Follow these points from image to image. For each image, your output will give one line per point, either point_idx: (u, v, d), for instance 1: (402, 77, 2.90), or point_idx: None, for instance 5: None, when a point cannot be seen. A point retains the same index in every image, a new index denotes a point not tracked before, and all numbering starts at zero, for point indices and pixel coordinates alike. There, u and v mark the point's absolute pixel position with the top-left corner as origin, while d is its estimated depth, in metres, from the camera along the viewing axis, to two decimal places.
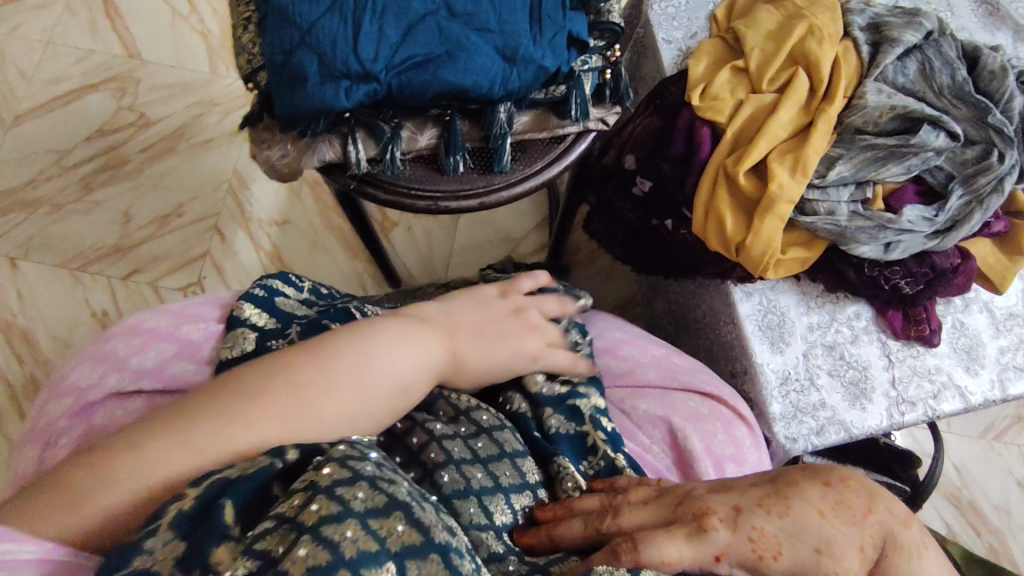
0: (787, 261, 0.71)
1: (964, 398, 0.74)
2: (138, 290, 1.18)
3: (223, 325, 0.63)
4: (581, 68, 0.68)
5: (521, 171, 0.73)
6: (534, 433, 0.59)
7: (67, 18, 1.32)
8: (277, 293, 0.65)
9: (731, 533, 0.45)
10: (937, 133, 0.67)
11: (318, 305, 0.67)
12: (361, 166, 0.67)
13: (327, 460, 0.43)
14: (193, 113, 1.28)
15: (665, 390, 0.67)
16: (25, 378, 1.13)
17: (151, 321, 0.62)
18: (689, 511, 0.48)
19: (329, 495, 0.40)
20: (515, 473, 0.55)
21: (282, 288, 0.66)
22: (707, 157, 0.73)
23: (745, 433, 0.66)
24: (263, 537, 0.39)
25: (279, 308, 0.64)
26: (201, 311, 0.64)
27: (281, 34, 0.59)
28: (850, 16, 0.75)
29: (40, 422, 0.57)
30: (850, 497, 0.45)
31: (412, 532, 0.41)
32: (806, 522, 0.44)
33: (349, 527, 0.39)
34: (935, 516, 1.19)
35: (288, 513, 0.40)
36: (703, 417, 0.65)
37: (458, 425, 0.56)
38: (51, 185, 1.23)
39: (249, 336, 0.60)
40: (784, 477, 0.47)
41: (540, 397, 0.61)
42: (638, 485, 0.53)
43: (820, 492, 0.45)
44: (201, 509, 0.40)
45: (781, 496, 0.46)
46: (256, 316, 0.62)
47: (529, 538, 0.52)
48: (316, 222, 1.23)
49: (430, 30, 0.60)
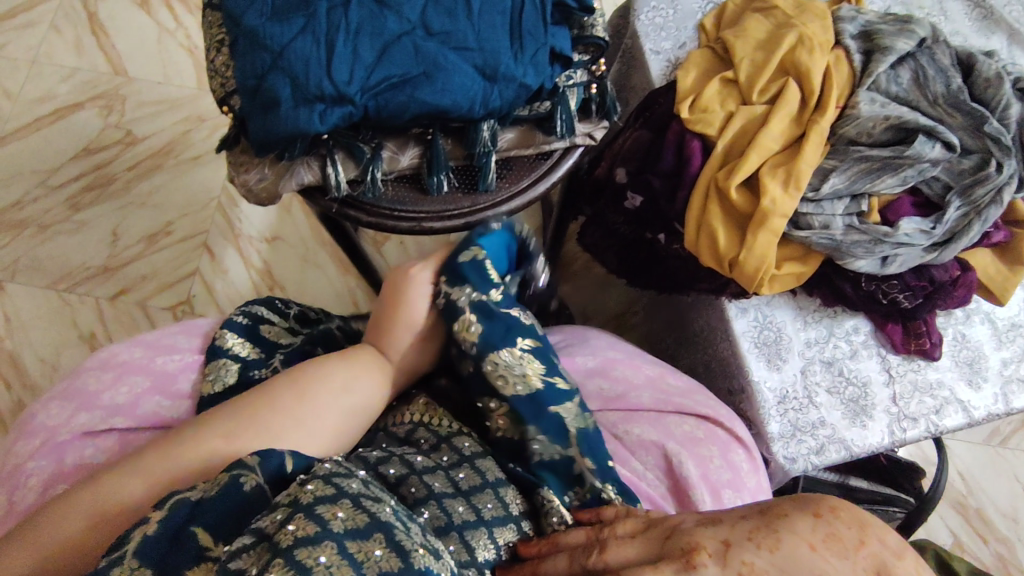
0: (782, 276, 0.69)
1: (967, 413, 0.72)
2: (127, 310, 1.17)
3: (200, 356, 0.61)
4: (565, 84, 0.66)
5: (507, 189, 0.71)
6: (513, 466, 0.56)
7: (51, 36, 1.30)
8: (262, 320, 0.64)
9: (719, 571, 0.37)
10: (933, 144, 0.65)
11: (304, 332, 0.66)
12: (342, 188, 0.65)
13: (310, 477, 0.42)
14: (181, 129, 1.26)
15: (659, 413, 0.65)
16: (13, 402, 1.11)
17: (125, 353, 0.61)
18: (677, 546, 0.40)
19: (307, 514, 0.38)
20: (498, 504, 0.53)
21: (268, 314, 0.65)
22: (698, 171, 0.71)
23: (743, 458, 0.64)
24: (238, 556, 0.38)
25: (263, 337, 0.62)
26: (177, 341, 0.62)
27: (253, 58, 0.57)
28: (841, 24, 0.73)
29: (10, 461, 0.55)
30: (843, 529, 0.34)
31: (390, 558, 0.39)
32: (798, 559, 0.34)
33: (324, 552, 0.37)
34: (941, 525, 1.17)
35: (267, 529, 0.39)
36: (699, 441, 0.63)
37: (440, 455, 0.56)
38: (38, 206, 1.22)
39: (230, 368, 0.58)
40: (774, 507, 0.37)
41: (515, 407, 0.56)
42: (626, 516, 0.49)
43: (811, 523, 0.35)
44: (169, 536, 0.39)
45: (770, 528, 0.36)
46: (239, 346, 0.60)
47: (512, 574, 0.49)
48: (306, 238, 1.21)
49: (407, 49, 0.58)
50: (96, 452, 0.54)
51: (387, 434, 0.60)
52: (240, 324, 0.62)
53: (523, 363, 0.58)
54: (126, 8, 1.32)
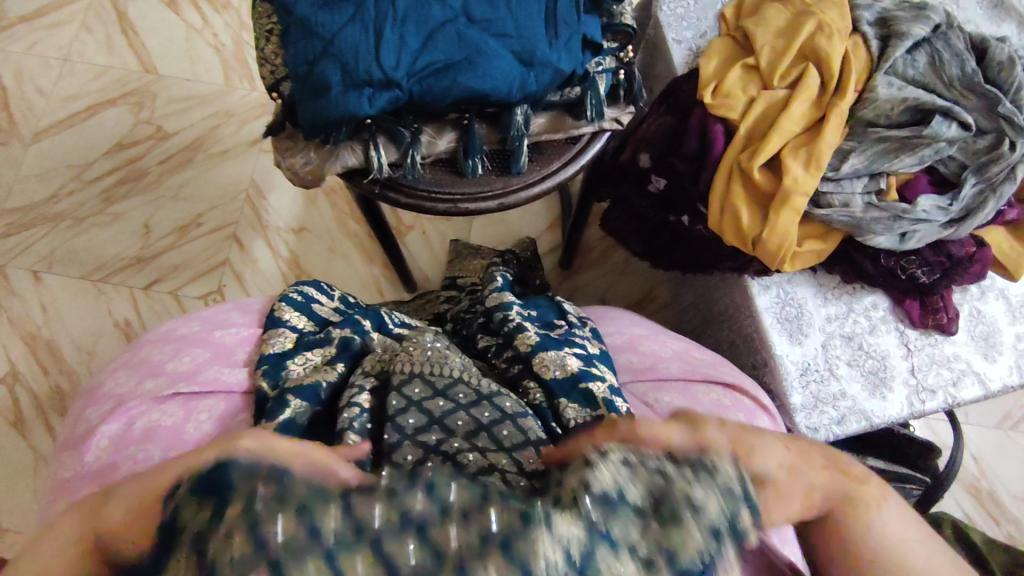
0: (804, 254, 0.72)
1: (984, 385, 0.75)
2: (160, 299, 1.20)
3: (255, 331, 0.65)
4: (595, 70, 0.69)
5: (538, 172, 0.74)
6: (552, 424, 0.60)
7: (83, 35, 1.34)
8: (313, 299, 0.68)
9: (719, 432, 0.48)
10: (949, 124, 0.68)
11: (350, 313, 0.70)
12: (384, 171, 0.68)
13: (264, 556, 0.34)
14: (210, 124, 1.30)
15: (687, 382, 0.67)
16: (51, 388, 1.15)
17: (183, 328, 0.64)
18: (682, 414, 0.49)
19: None
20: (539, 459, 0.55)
21: (317, 295, 0.69)
22: (721, 154, 0.74)
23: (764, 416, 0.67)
24: None
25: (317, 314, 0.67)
26: (230, 317, 0.66)
27: (305, 46, 0.61)
28: (859, 11, 0.76)
29: (78, 426, 0.58)
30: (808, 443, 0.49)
31: None
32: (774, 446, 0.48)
33: None
34: (954, 506, 1.19)
35: None
36: (726, 408, 0.65)
37: (482, 412, 0.57)
38: (72, 199, 1.26)
39: (287, 335, 0.63)
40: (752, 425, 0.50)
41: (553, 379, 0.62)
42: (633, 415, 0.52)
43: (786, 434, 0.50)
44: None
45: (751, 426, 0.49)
46: (295, 319, 0.65)
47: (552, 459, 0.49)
48: (333, 229, 1.25)
49: (449, 36, 0.62)
50: (162, 416, 0.57)
51: (419, 376, 0.59)
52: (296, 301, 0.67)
53: (563, 353, 0.64)
54: (155, 8, 1.36)
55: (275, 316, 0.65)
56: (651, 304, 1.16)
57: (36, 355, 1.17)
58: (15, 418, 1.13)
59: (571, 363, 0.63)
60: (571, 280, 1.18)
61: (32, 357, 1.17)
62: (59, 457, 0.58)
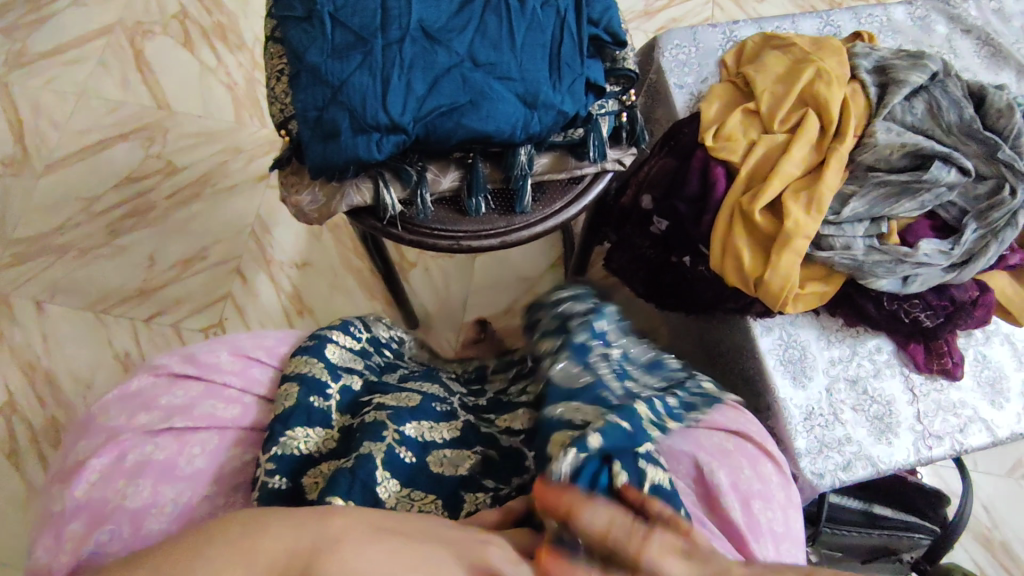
0: (806, 296, 0.72)
1: (991, 432, 0.74)
2: (161, 332, 1.20)
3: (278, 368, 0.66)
4: (598, 113, 0.70)
5: (541, 212, 0.75)
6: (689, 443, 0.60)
7: (99, 72, 1.37)
8: (456, 457, 0.60)
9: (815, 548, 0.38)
10: (949, 169, 0.69)
11: (399, 483, 0.56)
12: (395, 209, 0.69)
13: None
14: (219, 159, 1.32)
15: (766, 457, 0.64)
16: (47, 420, 1.14)
17: (197, 348, 0.65)
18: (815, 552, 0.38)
19: None
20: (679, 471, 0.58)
21: (454, 456, 0.60)
22: (722, 196, 0.75)
23: (737, 513, 0.59)
24: None
25: (317, 410, 0.60)
26: (244, 344, 0.66)
27: (314, 92, 0.62)
28: (856, 60, 0.78)
29: (69, 459, 0.57)
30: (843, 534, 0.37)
31: None
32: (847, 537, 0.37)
33: None
34: (965, 558, 1.15)
35: None
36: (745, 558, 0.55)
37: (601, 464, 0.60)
38: (80, 230, 1.27)
39: (435, 493, 0.57)
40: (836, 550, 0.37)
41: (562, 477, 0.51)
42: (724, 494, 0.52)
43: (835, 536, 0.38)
44: None
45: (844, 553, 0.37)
46: (406, 453, 0.57)
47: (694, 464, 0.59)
48: (336, 265, 1.25)
49: (455, 81, 0.62)
50: (156, 450, 0.56)
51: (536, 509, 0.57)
52: (321, 345, 0.65)
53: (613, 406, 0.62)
54: (172, 46, 1.39)
55: (401, 461, 0.57)
56: None
57: (34, 386, 1.16)
58: (10, 448, 1.12)
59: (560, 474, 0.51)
60: None
61: (29, 388, 1.16)
62: (49, 490, 0.57)
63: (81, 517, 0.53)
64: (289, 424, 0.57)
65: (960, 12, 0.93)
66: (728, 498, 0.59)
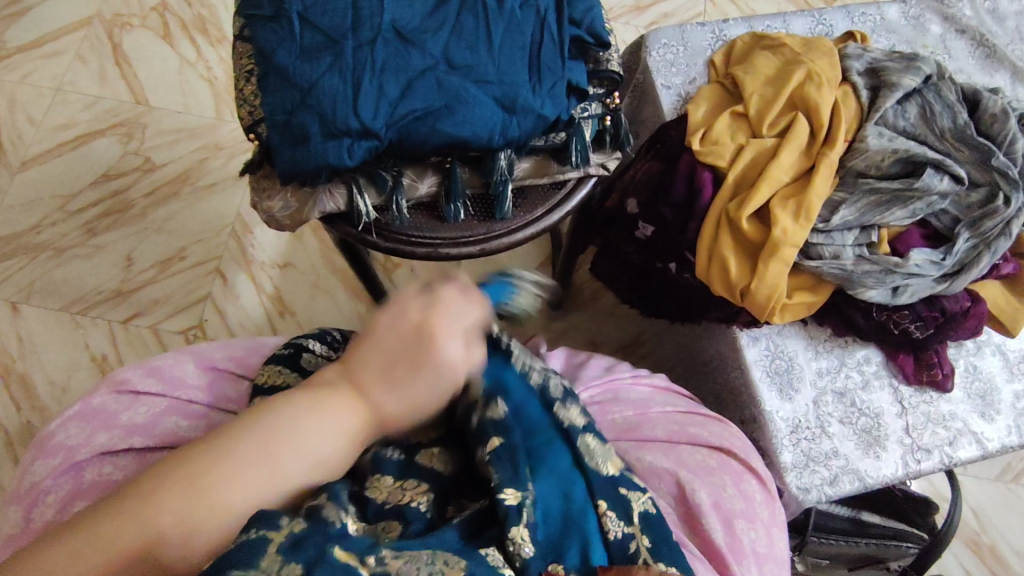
0: (793, 306, 0.70)
1: (981, 445, 0.72)
2: (139, 334, 1.18)
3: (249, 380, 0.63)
4: (580, 116, 0.68)
5: (521, 218, 0.72)
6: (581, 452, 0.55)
7: (76, 66, 1.34)
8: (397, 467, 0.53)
9: None
10: (941, 177, 0.67)
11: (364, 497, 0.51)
12: (369, 215, 0.67)
13: None
14: (200, 157, 1.29)
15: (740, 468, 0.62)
16: (21, 424, 1.11)
17: (162, 360, 0.62)
18: None
19: None
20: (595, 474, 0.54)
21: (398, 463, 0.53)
22: (710, 201, 0.73)
23: (719, 534, 0.57)
24: None
25: None
26: (211, 356, 0.64)
27: (283, 95, 0.60)
28: (848, 61, 0.76)
29: (26, 478, 0.55)
30: None
31: None
32: None
33: None
34: (954, 563, 1.14)
35: None
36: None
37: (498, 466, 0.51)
38: (55, 230, 1.24)
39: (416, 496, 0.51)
40: None
41: (526, 559, 0.48)
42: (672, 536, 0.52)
43: None
44: None
45: None
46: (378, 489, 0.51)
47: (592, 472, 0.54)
48: (319, 265, 1.23)
49: (430, 84, 0.60)
50: (115, 470, 0.54)
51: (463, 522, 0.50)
52: (297, 354, 0.62)
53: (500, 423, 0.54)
54: (150, 40, 1.36)
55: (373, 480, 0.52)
56: (640, 349, 1.14)
57: (8, 388, 1.13)
58: None
59: (526, 551, 0.48)
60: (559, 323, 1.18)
61: (3, 391, 1.13)
62: (5, 513, 0.55)
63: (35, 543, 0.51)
64: None
65: (955, 11, 0.91)
66: (709, 518, 0.57)
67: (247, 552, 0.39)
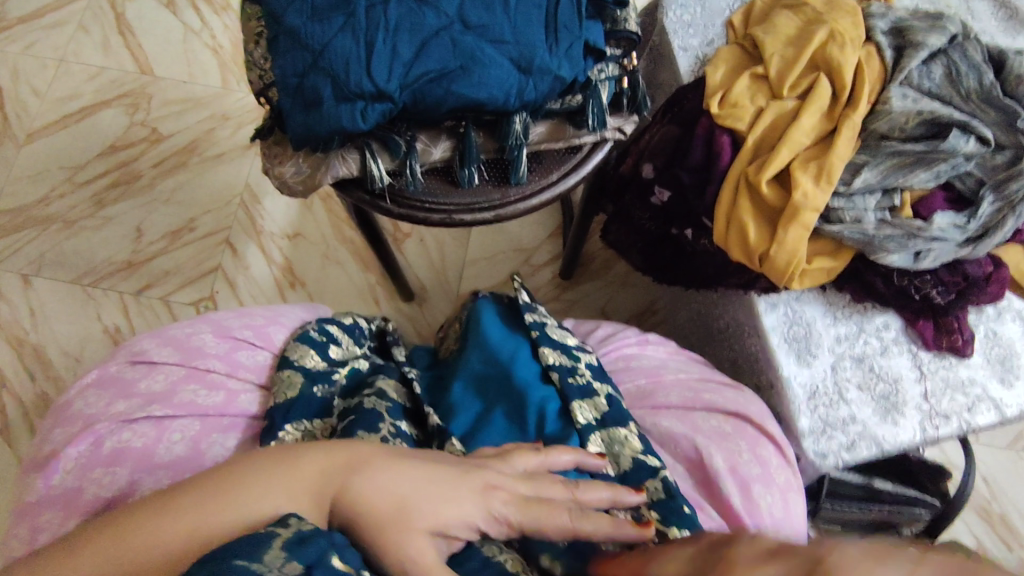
0: (813, 271, 0.69)
1: (1000, 411, 0.71)
2: (150, 306, 1.17)
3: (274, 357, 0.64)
4: (597, 78, 0.66)
5: (537, 182, 0.71)
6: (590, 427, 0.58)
7: (79, 35, 1.32)
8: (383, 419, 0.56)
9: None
10: (967, 138, 0.65)
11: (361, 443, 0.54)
12: (382, 181, 0.66)
13: None
14: (206, 127, 1.27)
15: (756, 434, 0.61)
16: (36, 395, 1.12)
17: (177, 328, 0.62)
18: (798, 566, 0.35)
19: None
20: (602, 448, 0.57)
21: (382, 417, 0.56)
22: (728, 165, 0.71)
23: (736, 498, 0.57)
24: None
25: (316, 398, 0.60)
26: (229, 323, 0.64)
27: (293, 57, 0.58)
28: (872, 20, 0.73)
29: (45, 446, 0.55)
30: None
31: None
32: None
33: None
34: (965, 531, 1.15)
35: None
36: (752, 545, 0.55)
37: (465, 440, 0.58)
38: (64, 202, 1.23)
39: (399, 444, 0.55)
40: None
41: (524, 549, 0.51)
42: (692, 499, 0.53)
43: None
44: None
45: None
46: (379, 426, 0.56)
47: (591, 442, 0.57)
48: (328, 235, 1.22)
49: (444, 45, 0.59)
50: (134, 437, 0.54)
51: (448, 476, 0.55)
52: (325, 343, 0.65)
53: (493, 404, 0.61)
54: (153, 8, 1.34)
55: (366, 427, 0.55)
56: (652, 318, 1.14)
57: (21, 360, 1.14)
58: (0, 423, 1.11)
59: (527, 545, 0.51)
60: (570, 292, 1.17)
61: (17, 362, 1.14)
62: (25, 479, 0.55)
63: (58, 507, 0.51)
64: (289, 415, 0.57)
65: None
66: (726, 482, 0.58)
67: (251, 544, 0.36)
